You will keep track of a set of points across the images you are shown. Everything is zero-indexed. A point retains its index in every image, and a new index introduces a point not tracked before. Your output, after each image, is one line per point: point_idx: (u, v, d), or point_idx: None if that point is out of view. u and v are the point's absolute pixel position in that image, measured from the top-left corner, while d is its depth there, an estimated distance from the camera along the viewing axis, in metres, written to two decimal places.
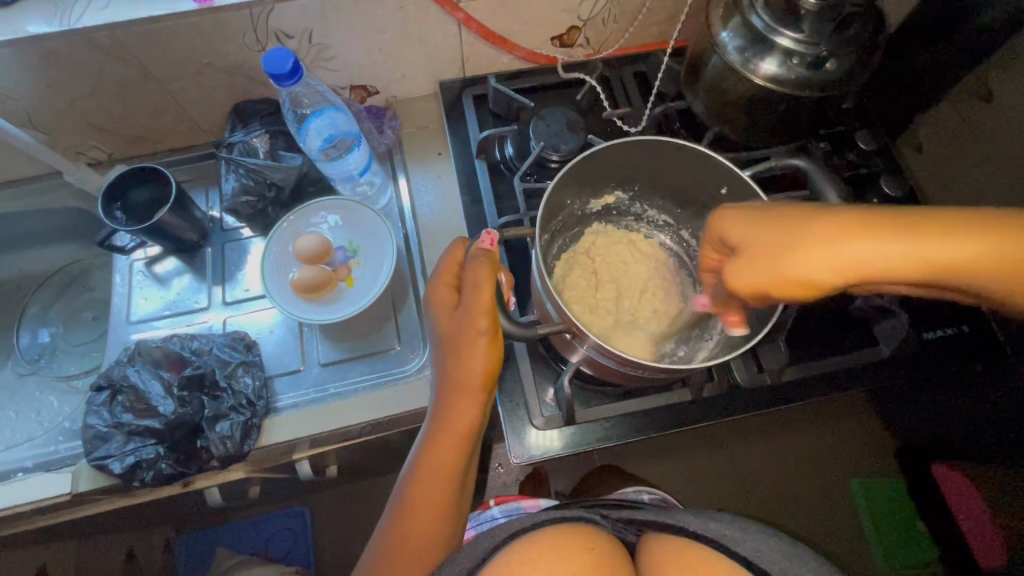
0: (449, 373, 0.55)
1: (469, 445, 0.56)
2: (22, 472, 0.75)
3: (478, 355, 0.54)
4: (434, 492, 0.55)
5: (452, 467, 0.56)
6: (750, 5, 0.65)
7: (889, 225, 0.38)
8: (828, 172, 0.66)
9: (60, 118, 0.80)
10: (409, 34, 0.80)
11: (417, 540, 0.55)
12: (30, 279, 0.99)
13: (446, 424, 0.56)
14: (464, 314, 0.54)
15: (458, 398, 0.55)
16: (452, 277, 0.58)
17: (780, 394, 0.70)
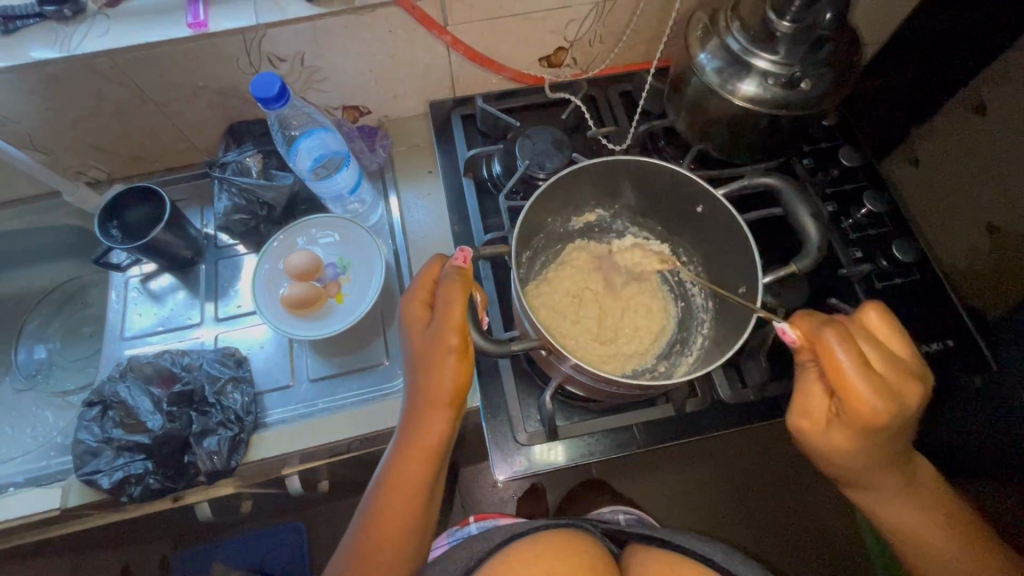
0: (418, 388, 0.56)
1: (436, 459, 0.57)
2: (14, 486, 0.76)
3: (448, 371, 0.54)
4: (402, 506, 0.56)
5: (421, 481, 0.56)
6: (726, 28, 0.67)
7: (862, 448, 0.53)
8: (802, 190, 0.66)
9: (61, 139, 0.83)
10: (398, 56, 0.82)
11: (384, 554, 0.55)
12: (29, 295, 1.00)
13: (416, 437, 0.56)
14: (434, 330, 0.55)
15: (428, 413, 0.56)
16: (426, 294, 0.58)
17: (765, 409, 0.69)
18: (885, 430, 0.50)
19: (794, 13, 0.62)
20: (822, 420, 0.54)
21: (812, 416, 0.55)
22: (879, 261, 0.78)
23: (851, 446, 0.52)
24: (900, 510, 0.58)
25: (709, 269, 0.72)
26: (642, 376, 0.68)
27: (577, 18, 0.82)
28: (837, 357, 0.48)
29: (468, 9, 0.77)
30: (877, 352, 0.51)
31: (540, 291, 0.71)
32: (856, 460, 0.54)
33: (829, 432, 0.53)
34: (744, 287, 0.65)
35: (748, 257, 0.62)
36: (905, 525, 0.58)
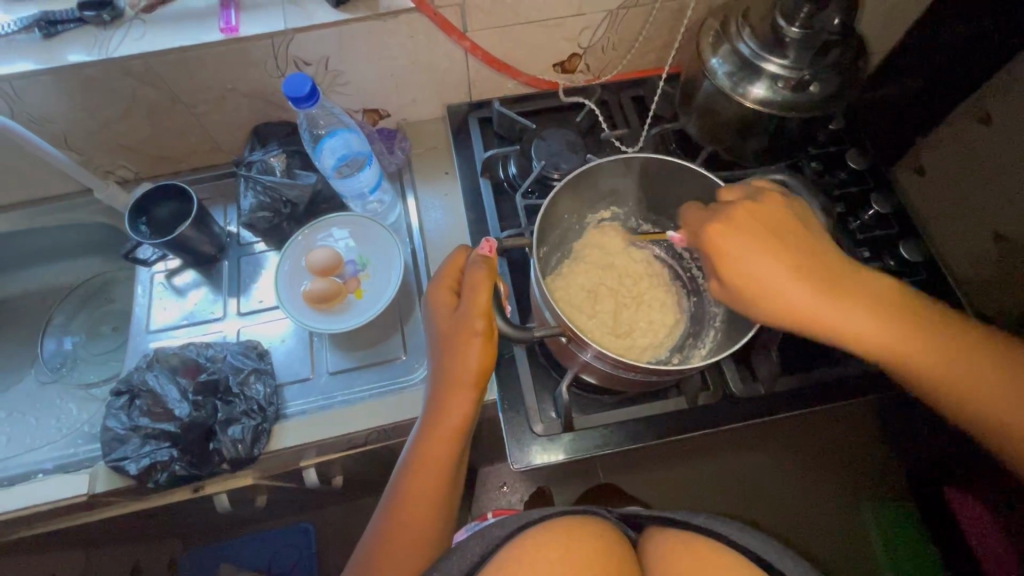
0: (444, 372, 0.58)
1: (459, 442, 0.59)
2: (42, 473, 0.78)
3: (473, 354, 0.56)
4: (426, 487, 0.58)
5: (445, 463, 0.58)
6: (737, 34, 0.70)
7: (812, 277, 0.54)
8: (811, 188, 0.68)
9: (93, 139, 0.86)
10: (419, 61, 0.85)
11: (408, 534, 0.57)
12: (55, 291, 1.03)
13: (441, 421, 0.58)
14: (461, 315, 0.57)
15: (453, 395, 0.58)
16: (452, 281, 0.60)
17: (775, 403, 0.71)
18: (770, 248, 0.53)
19: (802, 21, 0.65)
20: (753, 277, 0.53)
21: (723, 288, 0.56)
22: (886, 260, 0.81)
23: (782, 273, 0.53)
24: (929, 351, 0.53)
25: None
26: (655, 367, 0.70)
27: (591, 25, 0.85)
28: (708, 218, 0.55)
29: (487, 16, 0.80)
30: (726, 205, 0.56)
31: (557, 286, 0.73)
32: (818, 293, 0.53)
33: (752, 279, 0.53)
34: None
35: None
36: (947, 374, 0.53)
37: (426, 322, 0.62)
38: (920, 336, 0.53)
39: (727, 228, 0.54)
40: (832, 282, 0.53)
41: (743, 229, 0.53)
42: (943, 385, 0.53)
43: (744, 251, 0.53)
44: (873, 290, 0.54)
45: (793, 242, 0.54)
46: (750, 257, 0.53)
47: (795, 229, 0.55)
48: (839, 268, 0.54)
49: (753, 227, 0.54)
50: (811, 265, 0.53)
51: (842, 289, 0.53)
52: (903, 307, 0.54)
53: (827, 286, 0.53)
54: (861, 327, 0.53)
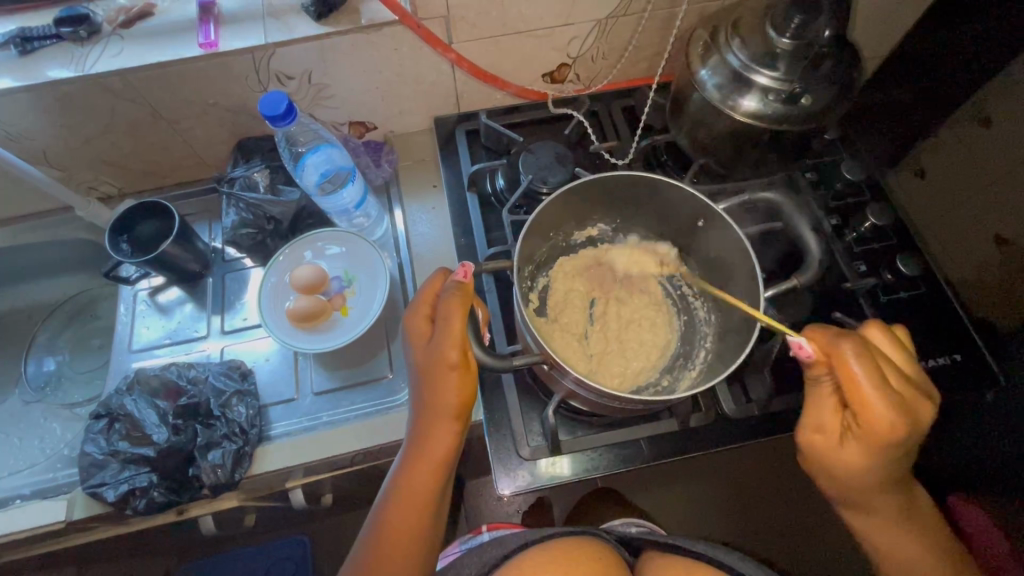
0: (423, 401, 0.56)
1: (443, 473, 0.57)
2: (21, 499, 0.76)
3: (454, 384, 0.54)
4: (410, 520, 0.56)
5: (429, 493, 0.56)
6: (727, 45, 0.68)
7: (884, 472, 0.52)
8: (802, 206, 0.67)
9: (74, 156, 0.84)
10: (404, 73, 0.83)
11: (392, 569, 0.55)
12: (40, 308, 1.02)
13: (423, 451, 0.56)
14: (436, 345, 0.54)
15: (435, 426, 0.56)
16: (428, 308, 0.58)
17: (772, 424, 0.69)
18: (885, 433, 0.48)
19: (794, 31, 0.63)
20: (833, 436, 0.53)
21: (825, 433, 0.54)
22: (883, 274, 0.78)
23: (857, 458, 0.52)
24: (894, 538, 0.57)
25: (713, 284, 0.71)
26: (644, 390, 0.67)
27: (580, 35, 0.83)
28: (857, 371, 0.48)
29: (472, 27, 0.78)
30: (893, 369, 0.50)
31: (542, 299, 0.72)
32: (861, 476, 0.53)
33: (844, 456, 0.52)
34: (747, 301, 0.65)
35: (751, 272, 0.62)
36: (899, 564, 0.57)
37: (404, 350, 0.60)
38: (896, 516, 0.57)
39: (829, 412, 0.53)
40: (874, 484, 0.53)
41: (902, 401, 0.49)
42: (894, 564, 0.58)
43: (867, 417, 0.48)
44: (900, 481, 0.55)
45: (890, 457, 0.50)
46: (878, 436, 0.49)
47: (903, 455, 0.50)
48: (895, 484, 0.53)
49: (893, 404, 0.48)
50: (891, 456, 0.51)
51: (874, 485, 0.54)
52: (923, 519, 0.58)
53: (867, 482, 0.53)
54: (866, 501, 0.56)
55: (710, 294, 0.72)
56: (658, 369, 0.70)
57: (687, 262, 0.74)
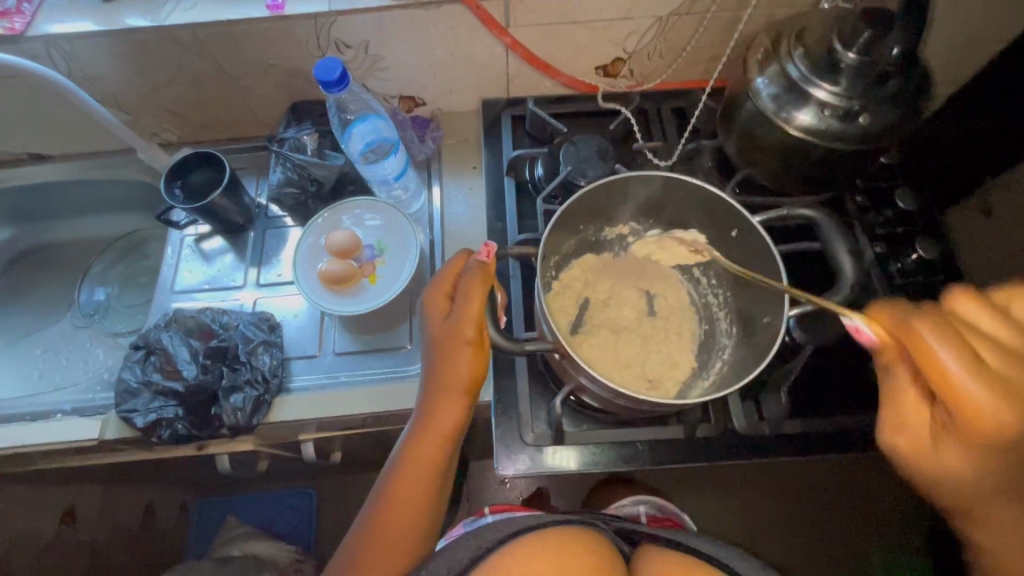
0: (435, 375, 0.58)
1: (449, 446, 0.59)
2: (61, 413, 0.81)
3: (474, 358, 0.57)
4: (416, 488, 0.59)
5: (433, 464, 0.59)
6: (788, 54, 0.66)
7: (1017, 409, 0.37)
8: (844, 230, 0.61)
9: (144, 102, 0.90)
10: (458, 53, 0.85)
11: (396, 532, 0.58)
12: (99, 242, 1.09)
13: (432, 422, 0.59)
14: (454, 322, 0.56)
15: (444, 400, 0.58)
16: (448, 286, 0.59)
17: (783, 451, 0.66)
18: (993, 429, 0.38)
19: (860, 47, 0.61)
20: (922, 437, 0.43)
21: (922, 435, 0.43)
22: None
23: (964, 462, 0.41)
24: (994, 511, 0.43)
25: (738, 292, 0.68)
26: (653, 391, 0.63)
27: (638, 30, 0.82)
28: (929, 343, 0.39)
29: (531, 13, 0.79)
30: (1008, 352, 0.39)
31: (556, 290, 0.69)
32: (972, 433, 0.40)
33: (1002, 411, 0.37)
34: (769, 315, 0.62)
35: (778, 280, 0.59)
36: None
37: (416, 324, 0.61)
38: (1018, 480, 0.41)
39: (938, 364, 0.38)
40: (1016, 424, 0.38)
41: (994, 383, 0.38)
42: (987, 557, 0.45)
43: (968, 412, 0.38)
44: (994, 414, 0.38)
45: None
46: (986, 422, 0.38)
47: None
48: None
49: (990, 385, 0.38)
50: (1016, 399, 0.37)
51: (1007, 424, 0.38)
52: None
53: (1011, 429, 0.38)
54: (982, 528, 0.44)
55: (733, 304, 0.69)
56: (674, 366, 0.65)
57: (714, 271, 0.71)
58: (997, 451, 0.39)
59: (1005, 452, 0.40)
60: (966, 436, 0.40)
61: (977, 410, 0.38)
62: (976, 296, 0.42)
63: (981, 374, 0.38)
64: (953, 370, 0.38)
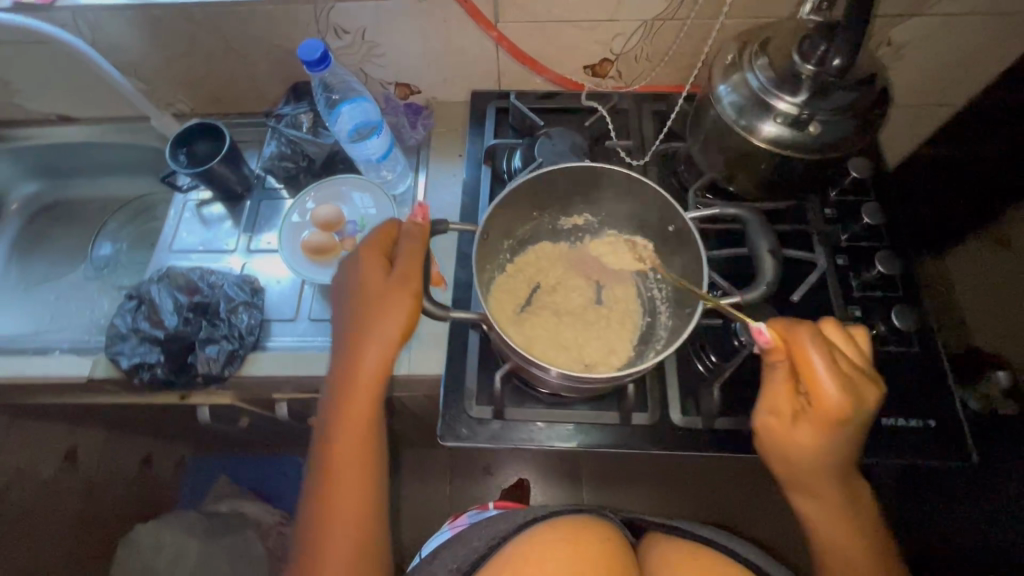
0: (367, 325, 0.64)
1: (380, 390, 0.66)
2: (59, 350, 0.88)
3: (403, 309, 0.63)
4: (357, 431, 0.64)
5: (369, 408, 0.65)
6: (750, 63, 0.68)
7: (819, 391, 0.52)
8: (768, 227, 0.63)
9: (160, 73, 0.97)
10: (450, 44, 0.89)
11: (344, 472, 0.64)
12: (115, 202, 1.17)
13: (364, 368, 0.64)
14: (395, 275, 0.64)
15: (374, 348, 0.64)
16: (383, 248, 0.68)
17: (715, 445, 0.69)
18: (818, 400, 0.52)
19: (817, 60, 0.63)
20: (784, 417, 0.56)
21: (782, 415, 0.57)
22: (876, 324, 0.75)
23: (812, 436, 0.55)
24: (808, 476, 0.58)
25: (676, 285, 0.71)
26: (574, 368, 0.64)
27: (624, 32, 0.85)
28: (811, 356, 0.52)
29: (518, 9, 0.82)
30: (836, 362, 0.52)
31: (508, 273, 0.73)
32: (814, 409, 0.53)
33: (823, 389, 0.52)
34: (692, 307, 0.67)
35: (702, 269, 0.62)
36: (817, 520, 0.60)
37: (349, 287, 0.67)
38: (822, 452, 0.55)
39: (807, 353, 0.52)
40: (835, 405, 0.52)
41: (811, 367, 0.52)
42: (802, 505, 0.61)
43: (809, 386, 0.53)
44: (813, 385, 0.52)
45: (838, 408, 0.52)
46: (814, 394, 0.53)
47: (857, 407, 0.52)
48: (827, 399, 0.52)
49: (819, 374, 0.52)
50: (825, 386, 0.52)
51: (818, 401, 0.52)
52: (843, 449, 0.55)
53: (828, 404, 0.52)
54: (799, 491, 0.61)
55: (671, 298, 0.71)
56: (604, 351, 0.67)
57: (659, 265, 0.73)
58: (820, 421, 0.53)
59: (818, 425, 0.54)
60: (811, 399, 0.53)
61: (811, 388, 0.53)
62: (848, 333, 0.57)
63: (809, 359, 0.52)
64: (816, 365, 0.52)
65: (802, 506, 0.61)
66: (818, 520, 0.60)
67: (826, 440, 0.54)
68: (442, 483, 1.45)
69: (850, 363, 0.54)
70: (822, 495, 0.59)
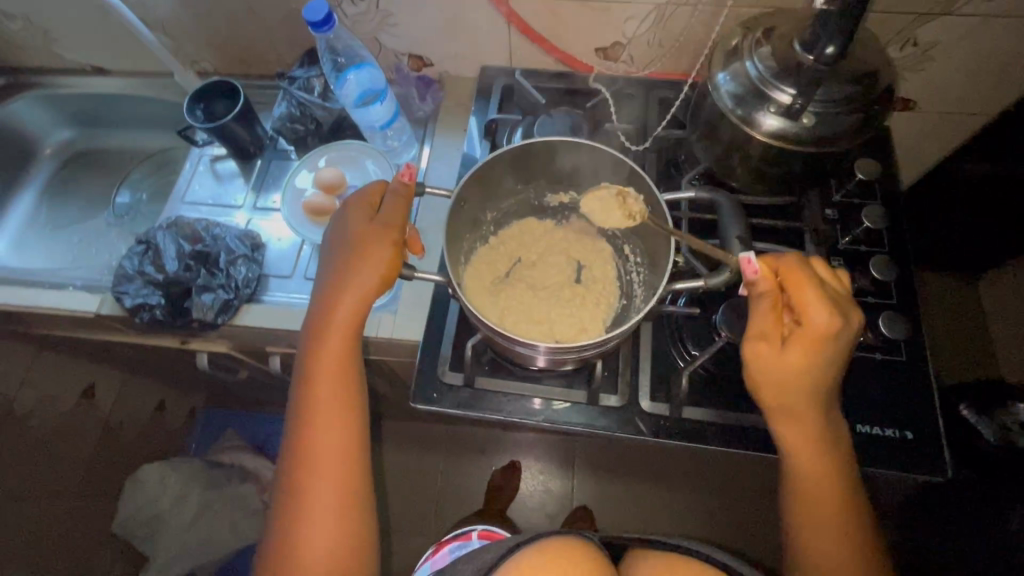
0: (347, 275, 0.65)
1: (353, 340, 0.67)
2: (72, 287, 0.94)
3: (380, 257, 0.64)
4: (330, 379, 0.66)
5: (342, 357, 0.67)
6: (750, 52, 0.67)
7: (809, 303, 0.55)
8: (742, 211, 0.63)
9: (185, 30, 1.00)
10: (461, 17, 0.89)
11: (315, 417, 0.66)
12: (139, 153, 1.23)
13: (339, 317, 0.66)
14: (375, 228, 0.65)
15: (350, 297, 0.65)
16: (370, 201, 0.68)
17: (680, 433, 0.69)
18: (810, 313, 0.55)
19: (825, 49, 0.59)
20: (775, 340, 0.56)
21: (771, 341, 0.56)
22: (864, 330, 0.73)
23: (801, 359, 0.55)
24: (796, 404, 0.58)
25: (654, 269, 0.71)
26: (540, 338, 0.65)
27: (634, 15, 0.84)
28: (804, 281, 0.55)
29: None
30: (817, 280, 0.56)
31: (490, 246, 0.74)
32: (805, 321, 0.55)
33: (812, 301, 0.54)
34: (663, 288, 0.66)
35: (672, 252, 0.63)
36: (801, 457, 0.60)
37: (334, 237, 0.68)
38: (812, 374, 0.56)
39: (791, 270, 0.56)
40: (825, 315, 0.54)
41: (801, 280, 0.55)
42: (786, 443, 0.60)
43: (800, 300, 0.55)
44: (803, 297, 0.55)
45: (828, 319, 0.54)
46: (805, 308, 0.55)
47: (844, 319, 0.55)
48: (817, 310, 0.54)
49: (807, 287, 0.55)
50: (816, 298, 0.54)
51: (808, 312, 0.55)
52: (829, 369, 0.56)
53: (819, 314, 0.54)
54: (781, 424, 0.60)
55: (648, 281, 0.71)
56: (573, 326, 0.67)
57: (640, 250, 0.73)
58: (810, 335, 0.55)
59: (809, 342, 0.55)
60: (802, 311, 0.55)
61: (801, 302, 0.55)
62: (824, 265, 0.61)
63: (798, 273, 0.56)
64: (802, 281, 0.55)
65: (782, 439, 0.60)
66: (800, 456, 0.60)
67: (817, 357, 0.55)
68: (433, 456, 1.47)
69: (829, 285, 0.57)
70: (805, 427, 0.59)
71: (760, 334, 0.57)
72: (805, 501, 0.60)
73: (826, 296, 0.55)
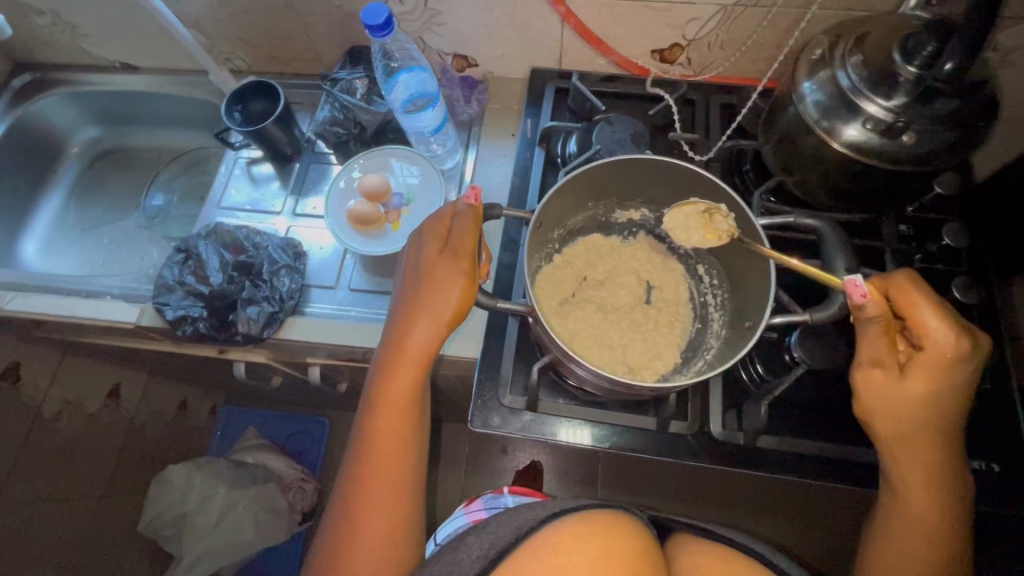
0: (420, 306, 0.63)
1: (423, 372, 0.64)
2: (110, 296, 0.91)
3: (454, 289, 0.62)
4: (396, 411, 0.64)
5: (411, 390, 0.64)
6: (842, 60, 0.62)
7: (929, 323, 0.53)
8: (846, 241, 0.61)
9: (220, 27, 0.96)
10: (513, 17, 0.84)
11: (381, 451, 0.64)
12: (168, 153, 1.20)
13: (410, 350, 0.63)
14: (449, 258, 0.62)
15: (424, 330, 0.63)
16: (441, 228, 0.65)
17: (754, 463, 0.66)
18: (929, 335, 0.53)
19: (923, 60, 0.57)
20: (889, 364, 0.55)
21: (886, 365, 0.55)
22: None
23: (920, 385, 0.54)
24: (908, 431, 0.55)
25: (734, 293, 0.69)
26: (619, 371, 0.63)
27: (700, 17, 0.79)
28: (919, 303, 0.53)
29: None
30: (939, 301, 0.54)
31: (556, 265, 0.71)
32: (924, 342, 0.54)
33: (934, 322, 0.53)
34: (750, 321, 0.64)
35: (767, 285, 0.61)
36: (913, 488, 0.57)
37: (406, 264, 0.66)
38: (929, 400, 0.54)
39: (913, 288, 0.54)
40: (946, 338, 0.53)
41: (922, 300, 0.53)
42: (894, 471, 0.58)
43: (919, 320, 0.53)
44: (923, 317, 0.53)
45: (949, 341, 0.53)
46: (924, 329, 0.53)
47: (967, 342, 0.53)
48: (939, 331, 0.53)
49: (930, 306, 0.53)
50: (938, 318, 0.53)
51: (928, 333, 0.53)
52: (950, 396, 0.54)
53: (939, 335, 0.53)
54: (895, 455, 0.57)
55: (726, 306, 0.70)
56: (651, 356, 0.67)
57: (716, 272, 0.72)
58: (930, 357, 0.53)
59: (928, 365, 0.53)
60: (920, 332, 0.54)
61: (921, 322, 0.53)
62: None
63: (918, 294, 0.54)
64: (924, 300, 0.53)
65: (895, 468, 0.58)
66: (911, 487, 0.57)
67: (936, 382, 0.54)
68: (461, 460, 1.45)
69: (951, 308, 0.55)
70: (916, 457, 0.56)
71: (872, 357, 0.55)
72: (908, 543, 0.57)
73: (948, 316, 0.53)
